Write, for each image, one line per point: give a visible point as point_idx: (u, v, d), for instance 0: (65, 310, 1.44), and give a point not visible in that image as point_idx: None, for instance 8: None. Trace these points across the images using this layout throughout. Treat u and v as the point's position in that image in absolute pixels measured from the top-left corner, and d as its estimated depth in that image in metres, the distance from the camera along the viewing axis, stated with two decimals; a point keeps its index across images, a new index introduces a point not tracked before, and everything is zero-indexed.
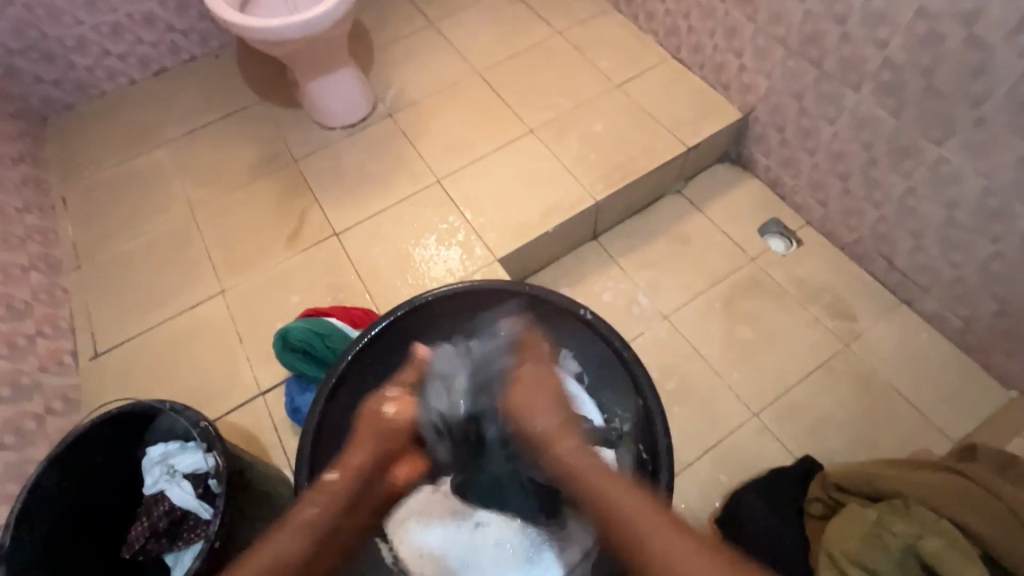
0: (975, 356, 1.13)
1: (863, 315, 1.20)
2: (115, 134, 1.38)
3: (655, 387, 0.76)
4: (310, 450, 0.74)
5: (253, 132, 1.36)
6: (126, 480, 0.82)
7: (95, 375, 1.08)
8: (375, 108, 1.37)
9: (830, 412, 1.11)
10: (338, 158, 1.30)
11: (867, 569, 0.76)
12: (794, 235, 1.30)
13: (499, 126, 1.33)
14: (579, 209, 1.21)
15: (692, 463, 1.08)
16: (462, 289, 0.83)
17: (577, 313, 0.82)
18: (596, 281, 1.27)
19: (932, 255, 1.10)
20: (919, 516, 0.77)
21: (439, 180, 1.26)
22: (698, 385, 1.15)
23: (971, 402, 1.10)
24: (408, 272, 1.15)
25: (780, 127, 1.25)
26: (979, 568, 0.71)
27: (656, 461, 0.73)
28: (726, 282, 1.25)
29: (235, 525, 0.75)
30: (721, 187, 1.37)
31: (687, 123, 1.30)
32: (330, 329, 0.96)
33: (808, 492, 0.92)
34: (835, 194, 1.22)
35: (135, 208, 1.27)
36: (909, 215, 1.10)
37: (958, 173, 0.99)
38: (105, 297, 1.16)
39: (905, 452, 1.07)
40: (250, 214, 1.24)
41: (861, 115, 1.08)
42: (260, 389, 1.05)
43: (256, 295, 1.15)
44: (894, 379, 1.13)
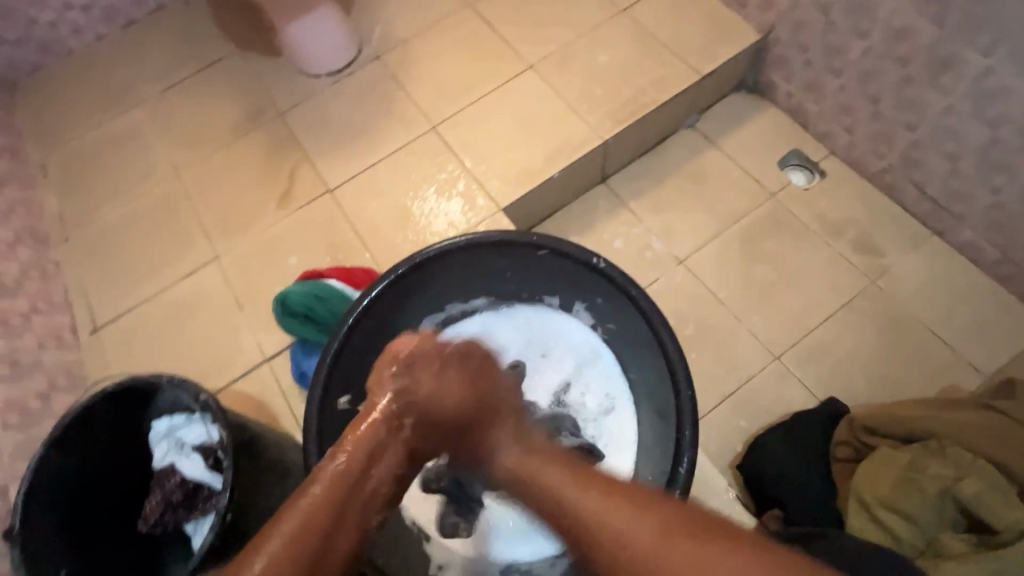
0: (1011, 287, 1.07)
1: (892, 249, 1.13)
2: (87, 95, 1.29)
3: (676, 338, 0.71)
4: (317, 418, 0.71)
5: (233, 85, 1.26)
6: (136, 454, 0.81)
7: (96, 349, 1.05)
8: (361, 51, 1.27)
9: (855, 352, 1.07)
10: (325, 108, 1.21)
11: (902, 513, 0.74)
12: (817, 166, 1.21)
13: (495, 64, 1.22)
14: (585, 150, 1.13)
15: (711, 410, 1.05)
16: (465, 243, 0.78)
17: (588, 263, 0.76)
18: (606, 227, 1.20)
19: (969, 181, 1.02)
20: (955, 457, 0.76)
21: (434, 127, 1.17)
22: (717, 331, 1.10)
23: (1005, 335, 1.05)
24: (408, 227, 1.09)
25: (804, 46, 1.14)
26: (1019, 508, 0.70)
27: (679, 414, 0.69)
28: (745, 222, 1.18)
29: (247, 496, 0.73)
30: (738, 119, 1.27)
31: (701, 48, 1.19)
32: (329, 292, 0.93)
33: (834, 435, 0.88)
34: (863, 119, 1.12)
35: (118, 174, 1.20)
36: (947, 137, 1.01)
37: (1006, 85, 0.89)
38: (97, 269, 1.12)
39: (933, 389, 1.03)
40: (238, 174, 1.18)
41: (897, 26, 0.97)
42: (265, 356, 1.02)
43: (252, 260, 1.10)
44: (924, 314, 1.08)
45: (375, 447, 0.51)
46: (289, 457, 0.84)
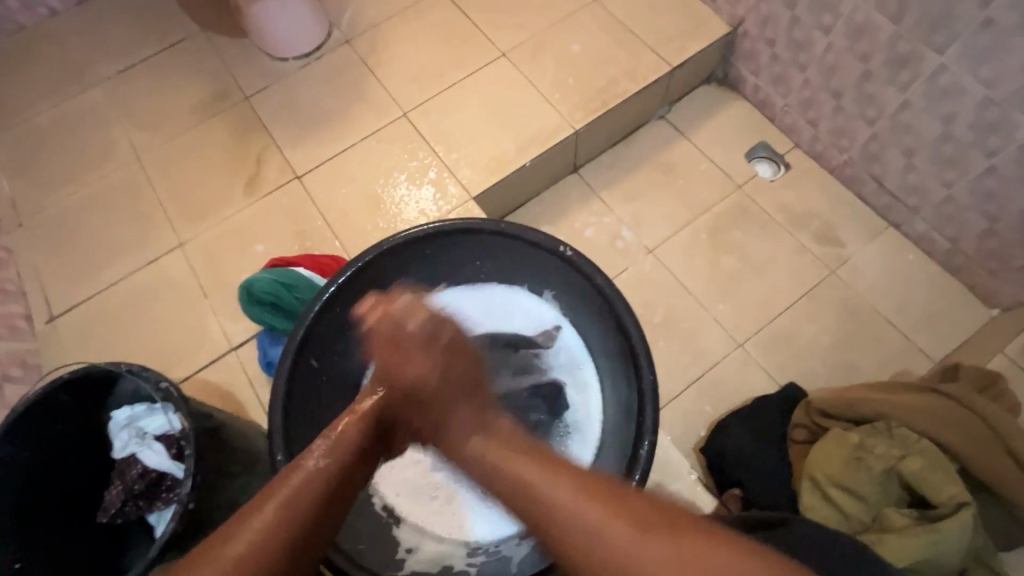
0: (960, 277, 1.12)
1: (851, 240, 1.17)
2: (41, 74, 1.24)
3: (641, 326, 0.72)
4: (282, 406, 0.70)
5: (196, 67, 1.23)
6: (95, 445, 0.79)
7: (53, 339, 1.02)
8: (330, 34, 1.24)
9: (815, 339, 1.11)
10: (293, 93, 1.19)
11: (848, 489, 0.78)
12: (782, 158, 1.24)
13: (468, 51, 1.21)
14: (557, 139, 1.14)
15: (678, 396, 1.08)
16: (433, 230, 0.78)
17: (556, 251, 0.77)
18: (578, 216, 1.21)
19: (924, 174, 1.06)
20: (900, 438, 0.80)
21: (406, 114, 1.16)
22: (684, 318, 1.13)
23: (954, 323, 1.10)
24: (379, 215, 1.08)
25: (771, 40, 1.16)
26: (957, 485, 0.74)
27: (641, 400, 0.70)
28: (712, 212, 1.20)
29: (210, 484, 0.73)
30: (708, 111, 1.29)
31: (672, 40, 1.20)
32: (297, 280, 0.91)
33: (792, 417, 0.91)
34: (826, 112, 1.15)
35: (74, 157, 1.16)
36: (904, 132, 1.05)
37: (958, 82, 0.93)
38: (53, 256, 1.08)
39: (886, 374, 1.08)
40: (202, 159, 1.15)
41: (858, 23, 1.00)
42: (232, 345, 1.00)
43: (217, 247, 1.07)
44: (879, 303, 1.12)
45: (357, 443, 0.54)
46: (256, 447, 0.83)
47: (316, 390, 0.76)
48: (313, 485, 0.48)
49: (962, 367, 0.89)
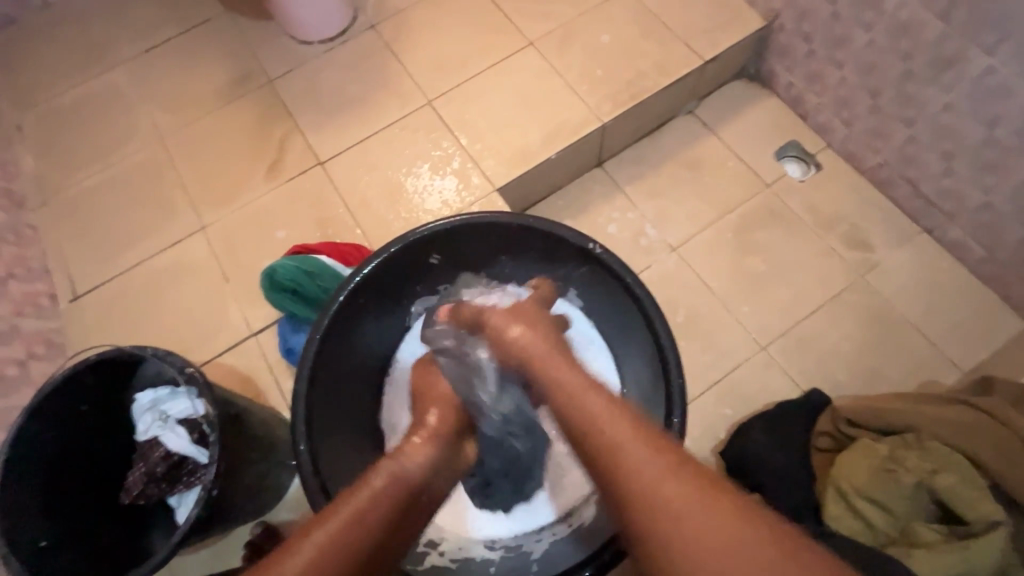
0: (993, 287, 1.09)
1: (881, 245, 1.14)
2: (66, 52, 1.24)
3: (668, 326, 0.70)
4: (306, 394, 0.69)
5: (220, 49, 1.22)
6: (119, 426, 0.80)
7: (77, 318, 1.03)
8: (355, 19, 1.22)
9: (840, 344, 1.08)
10: (317, 77, 1.17)
11: (875, 501, 0.77)
12: (812, 158, 1.21)
13: (494, 39, 1.19)
14: (584, 132, 1.12)
15: (697, 397, 1.06)
16: (460, 222, 0.76)
17: (584, 248, 0.75)
18: (601, 211, 1.19)
19: (962, 179, 1.03)
20: (933, 450, 0.78)
21: (430, 102, 1.14)
22: (707, 318, 1.11)
23: (984, 333, 1.07)
24: (401, 204, 1.07)
25: (807, 36, 1.13)
26: (991, 503, 0.73)
27: (668, 403, 0.68)
28: (738, 211, 1.18)
29: (232, 471, 0.73)
30: (738, 107, 1.26)
31: (704, 33, 1.17)
32: (319, 268, 0.91)
33: (816, 425, 0.90)
34: (862, 112, 1.12)
35: (98, 136, 1.16)
36: (943, 135, 1.01)
37: (1006, 85, 0.89)
38: (77, 235, 1.09)
39: (913, 383, 1.05)
40: (225, 142, 1.14)
41: (902, 20, 0.96)
42: (251, 330, 1.00)
43: (239, 231, 1.07)
44: (908, 310, 1.10)
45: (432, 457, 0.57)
46: (276, 434, 0.83)
47: (338, 380, 0.76)
48: (393, 484, 0.52)
49: (996, 381, 0.87)
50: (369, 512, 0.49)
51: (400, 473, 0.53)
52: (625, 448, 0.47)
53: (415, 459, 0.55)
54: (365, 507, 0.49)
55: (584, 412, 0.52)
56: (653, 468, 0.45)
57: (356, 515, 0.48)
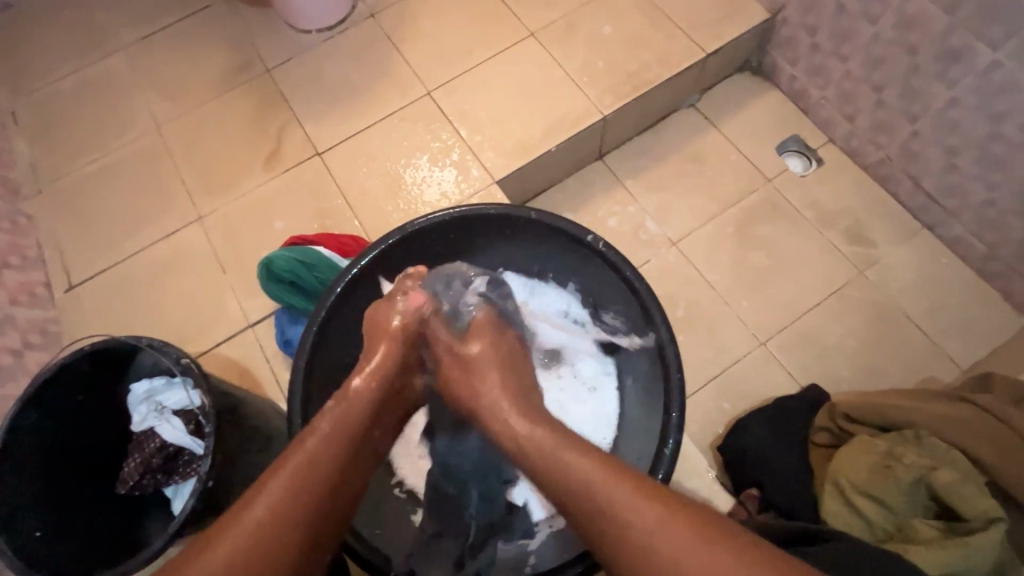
0: (995, 284, 1.09)
1: (883, 241, 1.14)
2: (62, 39, 1.22)
3: (668, 319, 0.70)
4: (303, 385, 0.69)
5: (218, 36, 1.20)
6: (115, 416, 0.79)
7: (73, 308, 1.02)
8: (354, 7, 1.21)
9: (840, 340, 1.08)
10: (316, 66, 1.16)
11: (873, 497, 0.77)
12: (815, 153, 1.21)
13: (495, 29, 1.18)
14: (585, 124, 1.11)
15: (696, 392, 1.06)
16: (459, 214, 0.76)
17: (584, 241, 0.75)
18: (601, 205, 1.18)
19: (966, 176, 1.02)
20: (931, 448, 0.78)
21: (430, 93, 1.13)
22: (706, 313, 1.11)
23: (985, 330, 1.07)
24: (400, 196, 1.06)
25: (812, 29, 1.12)
26: (991, 500, 0.72)
27: (667, 398, 0.68)
28: (740, 206, 1.17)
29: (229, 462, 0.72)
30: (740, 100, 1.25)
31: (708, 24, 1.15)
32: (317, 259, 0.90)
33: (814, 421, 0.90)
34: (866, 107, 1.11)
35: (94, 124, 1.15)
36: (948, 130, 1.00)
37: (1013, 80, 0.88)
38: (73, 224, 1.08)
39: (912, 380, 1.05)
40: (223, 131, 1.13)
41: (908, 13, 0.95)
42: (249, 321, 1.00)
43: (236, 222, 1.06)
44: (909, 306, 1.09)
45: (371, 401, 0.60)
46: (273, 426, 0.83)
47: (335, 372, 0.75)
48: (337, 431, 0.56)
49: (995, 377, 0.86)
50: (319, 457, 0.54)
51: (342, 420, 0.58)
52: (655, 532, 0.47)
53: (353, 402, 0.59)
54: (312, 452, 0.54)
55: (595, 491, 0.50)
56: (687, 546, 0.45)
57: (306, 462, 0.53)
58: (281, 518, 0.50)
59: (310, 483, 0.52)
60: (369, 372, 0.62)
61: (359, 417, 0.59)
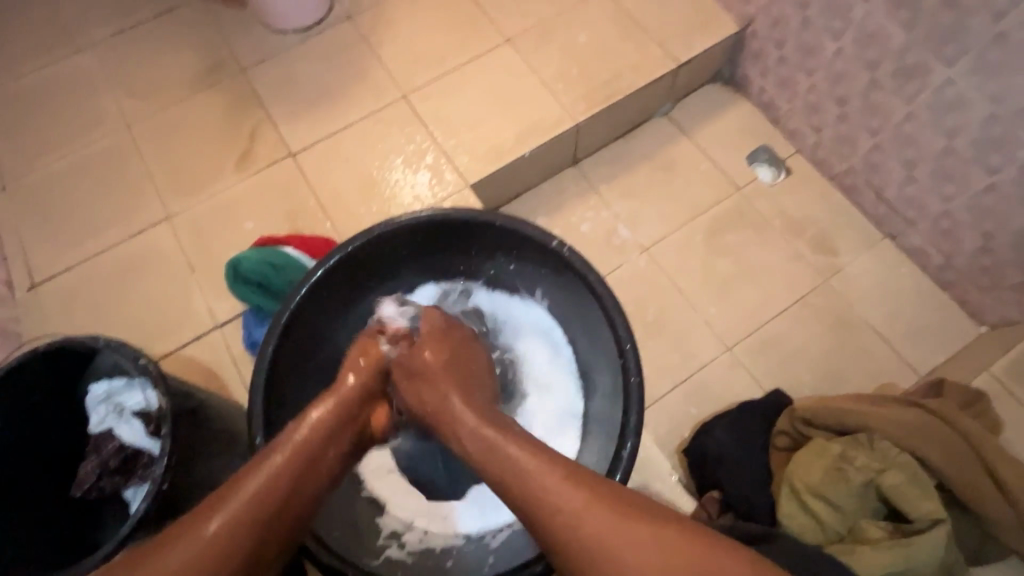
0: (951, 293, 1.13)
1: (846, 250, 1.17)
2: (30, 34, 1.20)
3: (628, 323, 0.71)
4: (264, 386, 0.69)
5: (193, 35, 1.19)
6: (71, 419, 0.78)
7: (34, 308, 1.00)
8: (331, 9, 1.21)
9: (803, 346, 1.11)
10: (291, 68, 1.16)
11: (826, 499, 0.79)
12: (783, 163, 1.23)
13: (472, 35, 1.19)
14: (559, 130, 1.12)
15: (663, 396, 1.08)
16: (425, 218, 0.76)
17: (549, 246, 0.76)
18: (574, 211, 1.20)
19: (923, 188, 1.06)
20: (882, 451, 0.81)
21: (405, 96, 1.14)
22: (674, 318, 1.12)
23: (942, 337, 1.10)
24: (373, 199, 1.06)
25: (780, 43, 1.14)
26: (935, 500, 0.75)
27: (626, 401, 0.69)
28: (710, 213, 1.20)
29: (186, 465, 0.71)
30: (712, 111, 1.27)
31: (680, 35, 1.18)
32: (285, 261, 0.90)
33: (775, 425, 0.92)
34: (830, 119, 1.14)
35: (61, 121, 1.13)
36: (906, 144, 1.04)
37: (964, 97, 0.92)
38: (35, 222, 1.06)
39: (872, 385, 1.08)
40: (194, 130, 1.12)
41: (868, 31, 0.99)
42: (216, 322, 0.99)
43: (206, 222, 1.05)
44: (870, 314, 1.12)
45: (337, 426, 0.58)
46: (236, 429, 0.82)
47: (296, 374, 0.75)
48: (302, 448, 0.54)
49: (947, 384, 0.90)
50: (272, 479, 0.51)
51: (306, 440, 0.55)
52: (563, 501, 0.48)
53: (320, 424, 0.57)
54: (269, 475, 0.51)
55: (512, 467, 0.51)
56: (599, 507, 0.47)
57: (256, 486, 0.50)
58: (228, 535, 0.47)
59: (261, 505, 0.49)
60: (340, 398, 0.60)
61: (324, 441, 0.56)
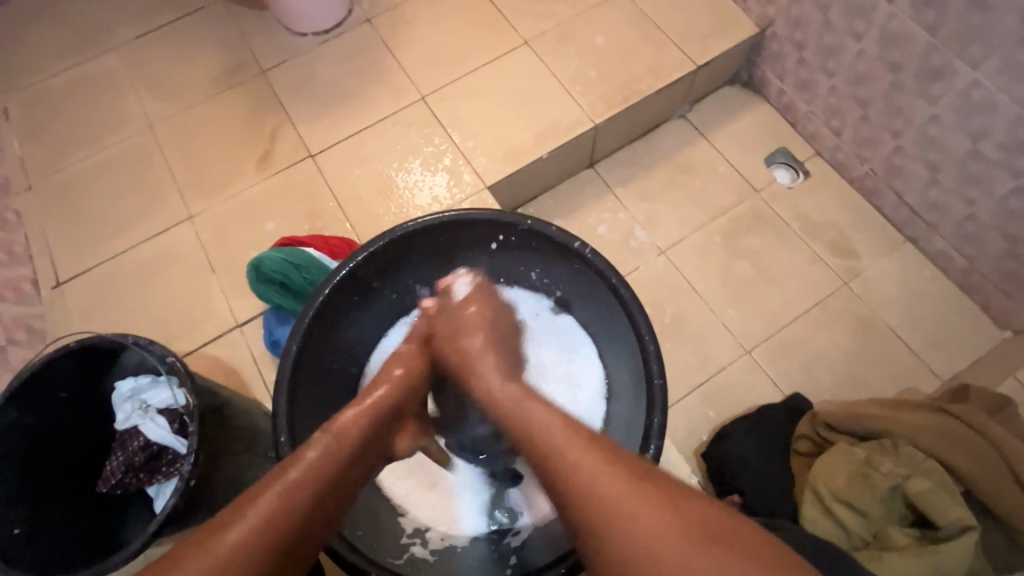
0: (974, 297, 1.11)
1: (866, 253, 1.16)
2: (56, 35, 1.22)
3: (651, 326, 0.71)
4: (288, 384, 0.69)
5: (214, 37, 1.21)
6: (97, 415, 0.79)
7: (59, 305, 1.02)
8: (350, 11, 1.22)
9: (823, 350, 1.10)
10: (310, 69, 1.17)
11: (850, 504, 0.78)
12: (801, 165, 1.23)
13: (489, 36, 1.19)
14: (577, 132, 1.12)
15: (681, 399, 1.07)
16: (448, 218, 0.76)
17: (572, 247, 0.75)
18: (591, 212, 1.20)
19: (946, 191, 1.05)
20: (907, 456, 0.80)
21: (423, 98, 1.14)
22: (692, 320, 1.12)
23: (965, 342, 1.09)
24: (391, 199, 1.07)
25: (800, 44, 1.14)
26: (964, 507, 0.75)
27: (649, 404, 0.69)
28: (728, 215, 1.19)
29: (211, 463, 0.72)
30: (730, 113, 1.27)
31: (698, 37, 1.17)
32: (307, 260, 0.90)
33: (795, 429, 0.92)
34: (851, 121, 1.14)
35: (86, 121, 1.15)
36: (929, 146, 1.03)
37: (991, 99, 0.90)
38: (61, 221, 1.07)
39: (894, 390, 1.07)
40: (215, 132, 1.13)
41: (892, 32, 0.98)
42: (237, 321, 1.00)
43: (227, 222, 1.06)
44: (891, 318, 1.11)
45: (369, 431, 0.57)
46: (258, 427, 0.83)
47: (319, 372, 0.75)
48: (334, 451, 0.53)
49: (972, 389, 0.89)
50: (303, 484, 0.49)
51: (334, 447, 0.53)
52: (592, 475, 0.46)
53: (350, 427, 0.56)
54: (298, 476, 0.49)
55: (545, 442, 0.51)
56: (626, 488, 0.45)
57: (287, 488, 0.48)
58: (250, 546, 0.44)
59: (291, 517, 0.47)
60: (367, 406, 0.60)
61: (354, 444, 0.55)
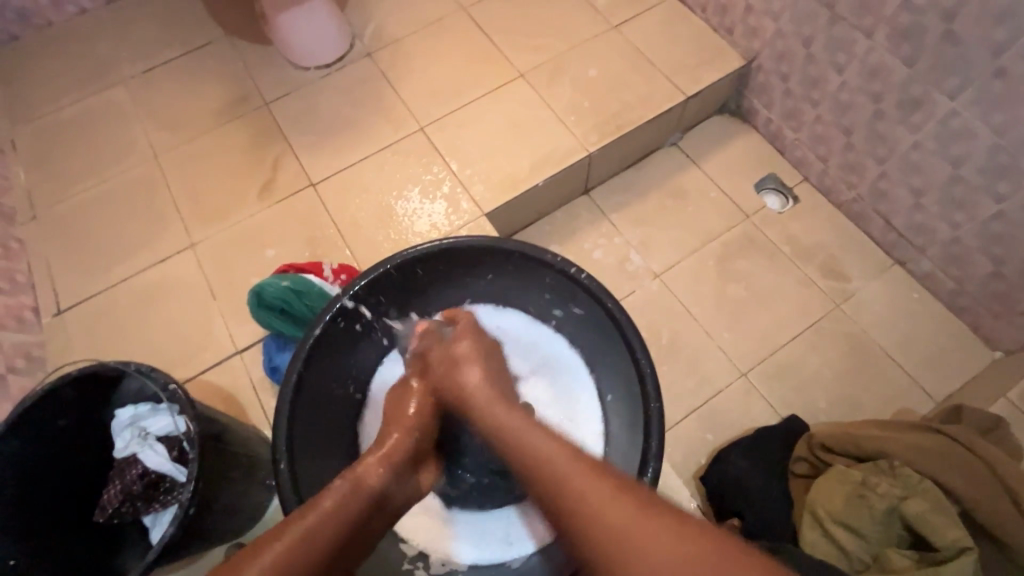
0: (964, 318, 1.13)
1: (856, 276, 1.18)
2: (67, 70, 1.26)
3: (647, 350, 0.72)
4: (289, 410, 0.70)
5: (219, 71, 1.25)
6: (96, 443, 0.79)
7: (60, 333, 1.02)
8: (352, 46, 1.26)
9: (818, 371, 1.11)
10: (313, 100, 1.21)
11: (850, 527, 0.79)
12: (791, 191, 1.26)
13: (486, 70, 1.23)
14: (571, 161, 1.15)
15: (679, 422, 1.08)
16: (445, 245, 0.78)
17: (567, 273, 0.77)
18: (586, 238, 1.22)
19: (932, 215, 1.08)
20: (904, 478, 0.81)
21: (422, 128, 1.18)
22: (687, 343, 1.13)
23: (958, 362, 1.10)
24: (390, 227, 1.09)
25: (785, 76, 1.18)
26: (962, 529, 0.75)
27: (646, 428, 0.69)
28: (720, 240, 1.22)
29: (210, 490, 0.72)
30: (719, 141, 1.31)
31: (688, 69, 1.22)
32: (308, 287, 0.91)
33: (793, 450, 0.92)
34: (837, 149, 1.17)
35: (93, 152, 1.17)
36: (913, 172, 1.06)
37: (969, 127, 0.94)
38: (65, 249, 1.09)
39: (890, 411, 1.08)
40: (218, 161, 1.16)
41: (871, 64, 1.02)
42: (237, 348, 1.01)
43: (229, 249, 1.08)
44: (883, 340, 1.13)
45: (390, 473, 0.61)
46: (256, 454, 0.82)
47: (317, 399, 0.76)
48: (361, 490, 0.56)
49: (965, 410, 0.90)
50: (316, 534, 0.50)
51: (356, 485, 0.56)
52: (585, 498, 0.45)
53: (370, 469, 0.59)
54: (332, 512, 0.52)
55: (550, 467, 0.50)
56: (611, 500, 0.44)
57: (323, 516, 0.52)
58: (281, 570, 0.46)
59: (327, 542, 0.50)
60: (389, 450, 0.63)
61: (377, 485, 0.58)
